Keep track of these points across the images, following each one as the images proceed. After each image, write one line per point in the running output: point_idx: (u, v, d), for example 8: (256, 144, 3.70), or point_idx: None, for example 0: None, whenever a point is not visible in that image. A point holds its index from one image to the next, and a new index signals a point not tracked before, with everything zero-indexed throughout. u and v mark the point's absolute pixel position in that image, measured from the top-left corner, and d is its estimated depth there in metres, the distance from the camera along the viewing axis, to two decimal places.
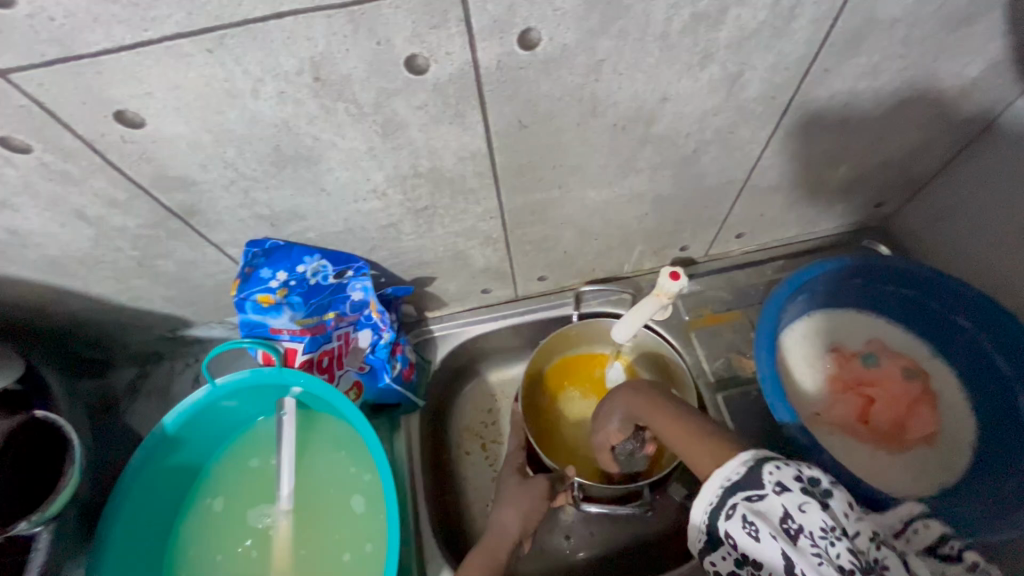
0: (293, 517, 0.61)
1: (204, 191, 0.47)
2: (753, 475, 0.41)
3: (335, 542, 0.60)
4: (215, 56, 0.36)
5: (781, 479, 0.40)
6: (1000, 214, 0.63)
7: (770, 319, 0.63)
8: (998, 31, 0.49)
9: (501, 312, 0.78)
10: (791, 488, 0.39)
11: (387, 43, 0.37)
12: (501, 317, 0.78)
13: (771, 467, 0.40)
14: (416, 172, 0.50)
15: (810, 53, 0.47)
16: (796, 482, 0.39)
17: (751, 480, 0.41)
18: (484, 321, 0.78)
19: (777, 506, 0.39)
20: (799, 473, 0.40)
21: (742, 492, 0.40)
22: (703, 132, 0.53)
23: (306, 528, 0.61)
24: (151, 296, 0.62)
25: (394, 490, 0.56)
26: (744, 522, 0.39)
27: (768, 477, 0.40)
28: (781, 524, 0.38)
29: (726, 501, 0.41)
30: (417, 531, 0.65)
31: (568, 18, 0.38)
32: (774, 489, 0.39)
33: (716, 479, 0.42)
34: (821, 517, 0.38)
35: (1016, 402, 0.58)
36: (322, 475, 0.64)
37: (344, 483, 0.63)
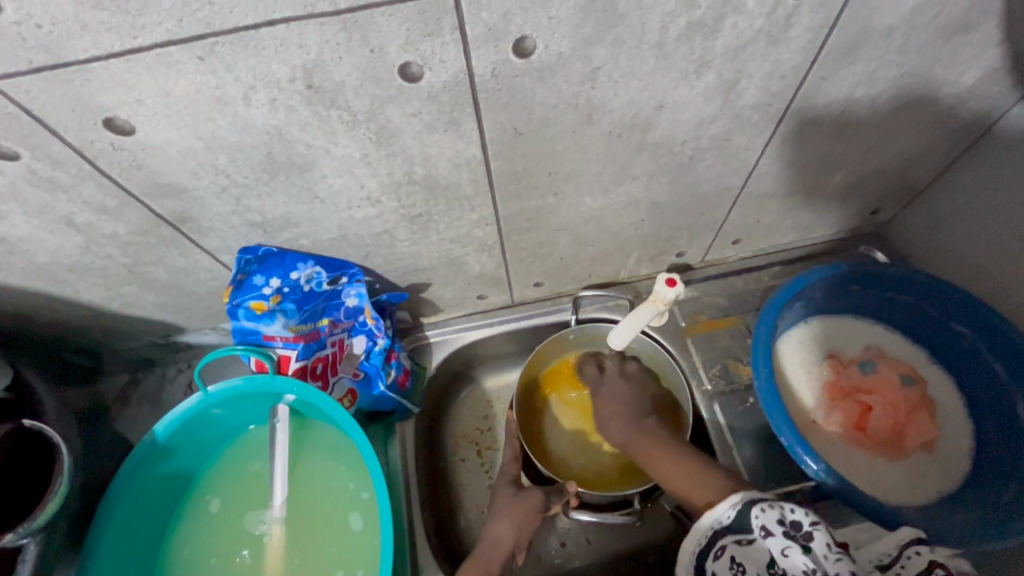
0: (287, 528, 0.61)
1: (196, 198, 0.47)
2: (741, 518, 0.44)
3: (329, 557, 0.59)
4: (206, 64, 0.35)
5: (766, 522, 0.43)
6: (995, 221, 0.64)
7: (766, 324, 0.63)
8: (994, 39, 0.50)
9: (497, 318, 0.77)
10: (773, 532, 0.42)
11: (380, 51, 0.37)
12: (498, 323, 0.77)
13: (756, 511, 0.44)
14: (411, 179, 0.49)
15: (806, 62, 0.47)
16: (778, 526, 0.42)
17: (739, 524, 0.44)
18: (480, 327, 0.77)
19: (763, 550, 0.42)
20: (783, 515, 0.42)
21: (729, 536, 0.44)
22: (699, 139, 0.53)
23: (299, 539, 0.60)
24: (142, 302, 0.61)
25: (388, 503, 0.55)
26: (732, 564, 0.43)
27: (755, 521, 0.43)
28: (766, 566, 0.42)
29: (716, 543, 0.45)
30: (412, 543, 0.64)
31: (564, 26, 0.38)
32: (760, 533, 0.43)
33: (707, 522, 0.46)
34: (803, 561, 0.40)
35: (1013, 409, 0.58)
36: (315, 485, 0.63)
37: (338, 494, 0.62)
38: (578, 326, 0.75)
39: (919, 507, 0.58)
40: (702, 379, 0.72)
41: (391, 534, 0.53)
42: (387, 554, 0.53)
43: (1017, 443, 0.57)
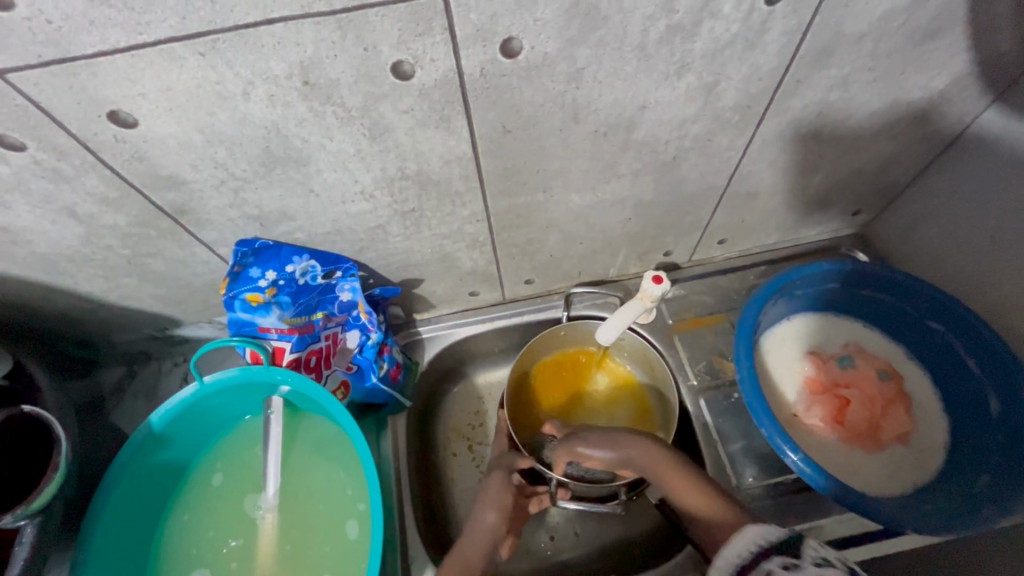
0: (280, 525, 0.61)
1: (194, 190, 0.48)
2: (793, 546, 0.41)
3: (319, 557, 0.60)
4: (207, 59, 0.37)
5: (821, 556, 0.39)
6: (971, 222, 0.66)
7: (749, 317, 0.65)
8: (961, 46, 0.52)
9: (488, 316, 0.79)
10: (828, 563, 0.38)
11: (374, 50, 0.39)
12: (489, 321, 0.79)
13: (813, 546, 0.40)
14: (403, 174, 0.51)
15: (783, 65, 0.49)
16: (835, 562, 0.38)
17: (788, 550, 0.40)
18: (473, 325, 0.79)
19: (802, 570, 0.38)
20: (843, 560, 0.38)
21: (774, 555, 0.41)
22: (682, 139, 0.55)
23: (291, 537, 0.61)
24: (140, 295, 0.62)
25: (382, 509, 0.56)
26: None
27: (809, 552, 0.39)
28: None
29: (757, 562, 0.41)
30: (404, 543, 0.65)
31: (549, 27, 0.40)
32: (808, 561, 0.38)
33: (751, 539, 0.44)
34: None
35: (986, 403, 0.60)
36: (310, 482, 0.64)
37: (332, 494, 0.63)
38: (569, 321, 0.77)
39: (897, 497, 0.60)
40: (687, 374, 0.74)
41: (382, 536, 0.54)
42: (376, 555, 0.54)
43: (991, 435, 0.59)
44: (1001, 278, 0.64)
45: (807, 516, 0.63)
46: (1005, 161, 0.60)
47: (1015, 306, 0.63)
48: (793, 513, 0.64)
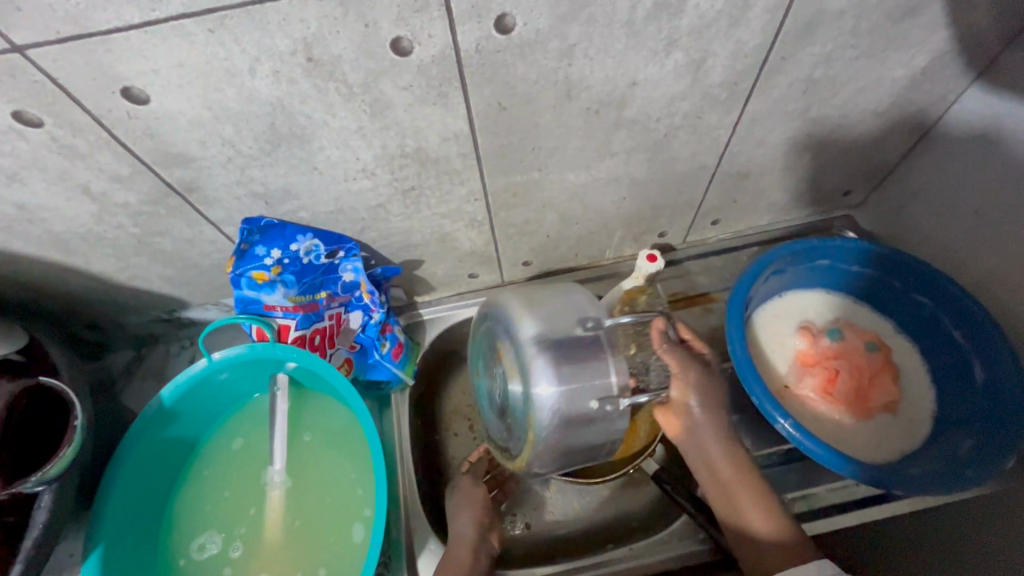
0: (286, 509, 0.63)
1: (202, 167, 0.50)
2: None
3: (322, 545, 0.61)
4: (216, 36, 0.39)
5: None
6: (957, 197, 0.68)
7: (740, 296, 0.66)
8: (941, 22, 0.53)
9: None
10: None
11: (374, 26, 0.41)
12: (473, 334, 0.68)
13: None
14: (403, 151, 0.53)
15: (767, 41, 0.51)
16: None
17: None
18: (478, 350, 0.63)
19: None
20: None
21: None
22: (672, 117, 0.57)
23: (295, 520, 0.63)
24: (149, 275, 0.65)
25: (385, 499, 0.56)
26: None
27: None
28: None
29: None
30: (406, 530, 0.66)
31: (540, 4, 0.42)
32: None
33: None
34: None
35: (969, 370, 0.62)
36: (316, 464, 0.66)
37: (337, 480, 0.64)
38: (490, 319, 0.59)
39: (886, 464, 0.62)
40: None
41: (386, 500, 0.56)
42: (379, 531, 0.55)
43: (973, 399, 0.61)
44: (986, 252, 0.66)
45: (800, 485, 0.65)
46: (989, 137, 0.62)
47: (999, 280, 0.65)
48: (787, 483, 0.66)
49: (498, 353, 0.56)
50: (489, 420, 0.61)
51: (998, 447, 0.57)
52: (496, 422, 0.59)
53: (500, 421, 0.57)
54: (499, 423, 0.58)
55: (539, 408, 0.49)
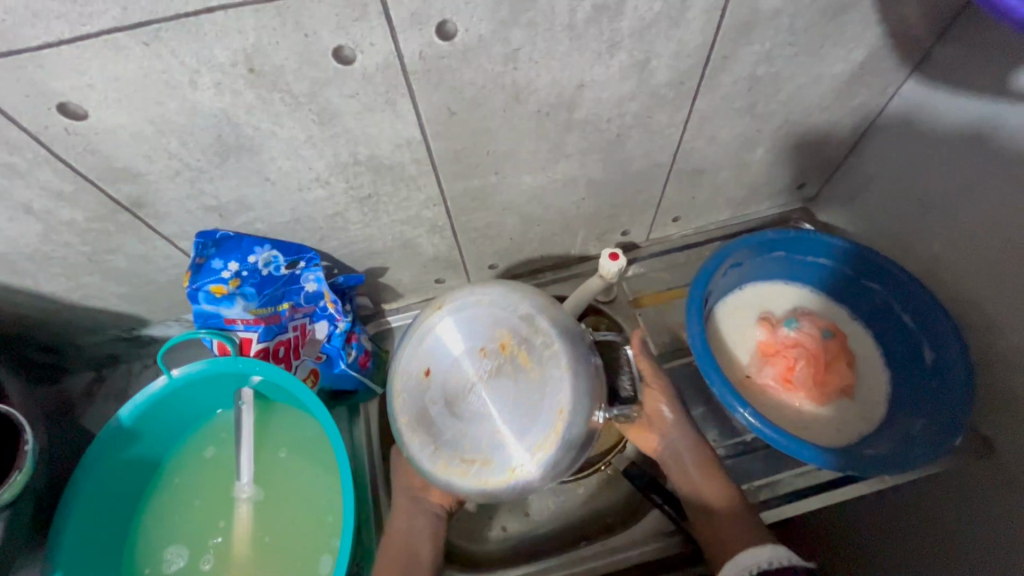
0: (254, 526, 0.62)
1: (150, 182, 0.50)
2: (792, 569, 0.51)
3: (290, 561, 0.60)
4: (151, 49, 0.39)
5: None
6: (903, 185, 0.70)
7: (699, 289, 0.67)
8: (873, 19, 0.56)
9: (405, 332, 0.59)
10: None
11: (314, 36, 0.41)
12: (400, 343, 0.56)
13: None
14: (356, 159, 0.53)
15: (707, 41, 0.52)
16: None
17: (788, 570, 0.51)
18: (430, 354, 0.53)
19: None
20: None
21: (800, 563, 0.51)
22: (623, 117, 0.58)
23: (263, 537, 0.62)
24: (104, 293, 0.63)
25: (351, 516, 0.56)
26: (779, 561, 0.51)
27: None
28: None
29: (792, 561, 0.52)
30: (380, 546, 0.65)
31: (480, 10, 0.43)
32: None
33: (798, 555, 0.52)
34: None
35: (921, 353, 0.65)
36: (284, 480, 0.65)
37: (306, 496, 0.64)
38: (461, 313, 0.54)
39: (846, 446, 0.64)
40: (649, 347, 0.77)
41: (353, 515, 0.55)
42: (346, 547, 0.54)
43: (924, 379, 0.64)
44: (930, 239, 0.69)
45: (766, 472, 0.67)
46: (929, 127, 0.65)
47: (944, 264, 0.67)
48: (753, 471, 0.67)
49: (494, 348, 0.52)
50: (447, 434, 0.50)
51: (948, 424, 0.59)
52: (472, 430, 0.50)
53: (482, 427, 0.50)
54: (475, 431, 0.50)
55: (573, 399, 0.49)
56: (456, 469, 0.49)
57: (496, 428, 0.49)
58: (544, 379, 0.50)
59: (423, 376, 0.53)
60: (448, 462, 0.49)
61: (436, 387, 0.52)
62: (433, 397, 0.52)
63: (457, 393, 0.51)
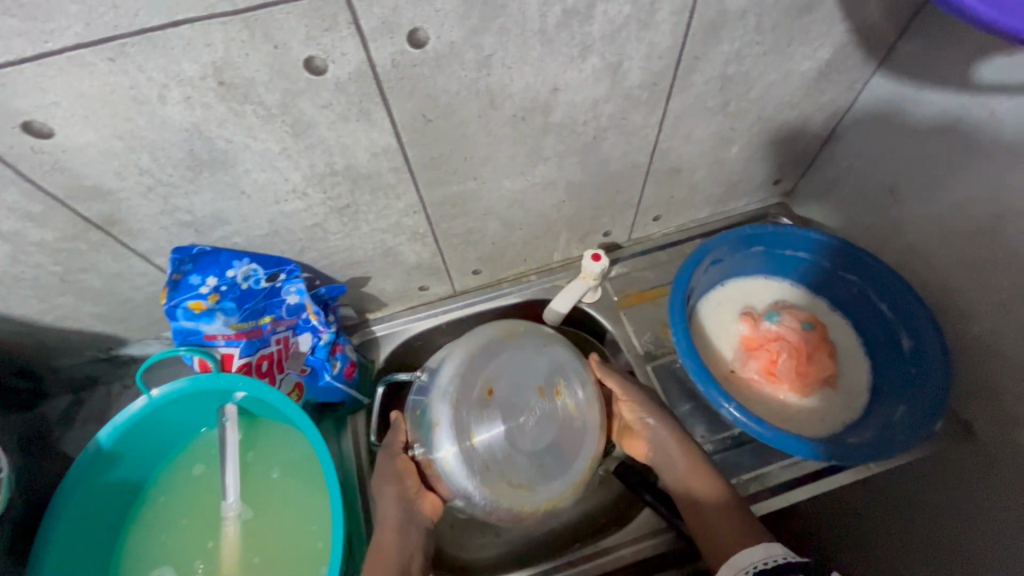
0: (242, 545, 0.61)
1: (121, 200, 0.49)
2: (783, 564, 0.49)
3: None
4: (117, 65, 0.38)
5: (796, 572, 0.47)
6: (874, 177, 0.72)
7: (681, 286, 0.68)
8: (837, 17, 0.57)
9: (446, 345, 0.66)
10: None
11: (284, 47, 0.40)
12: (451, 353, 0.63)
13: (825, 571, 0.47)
14: (333, 169, 0.53)
15: (677, 42, 0.53)
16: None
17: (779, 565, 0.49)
18: (490, 375, 0.61)
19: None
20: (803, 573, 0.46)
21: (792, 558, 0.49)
22: (598, 119, 0.58)
23: (251, 557, 0.61)
24: (79, 314, 0.62)
25: (342, 530, 0.55)
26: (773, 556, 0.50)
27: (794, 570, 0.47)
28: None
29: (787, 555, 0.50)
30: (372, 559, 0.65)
31: (450, 17, 0.43)
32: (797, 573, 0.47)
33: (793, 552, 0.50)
34: None
35: (898, 341, 0.66)
36: (271, 498, 0.64)
37: (295, 512, 0.63)
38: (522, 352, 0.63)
39: (830, 437, 0.65)
40: (635, 346, 0.77)
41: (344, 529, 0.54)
42: (337, 563, 0.54)
43: (903, 367, 0.65)
44: (902, 230, 0.70)
45: (755, 466, 0.67)
46: (896, 121, 0.66)
47: (917, 254, 0.69)
48: (742, 465, 0.68)
49: (549, 390, 0.61)
50: (495, 457, 0.57)
51: (929, 410, 0.60)
52: (518, 455, 0.57)
53: (524, 458, 0.58)
54: (519, 458, 0.57)
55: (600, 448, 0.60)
56: (495, 489, 0.56)
57: (540, 463, 0.58)
58: (585, 425, 0.60)
59: (485, 395, 0.60)
60: (493, 484, 0.56)
61: (494, 410, 0.59)
62: (490, 419, 0.58)
63: (511, 418, 0.59)
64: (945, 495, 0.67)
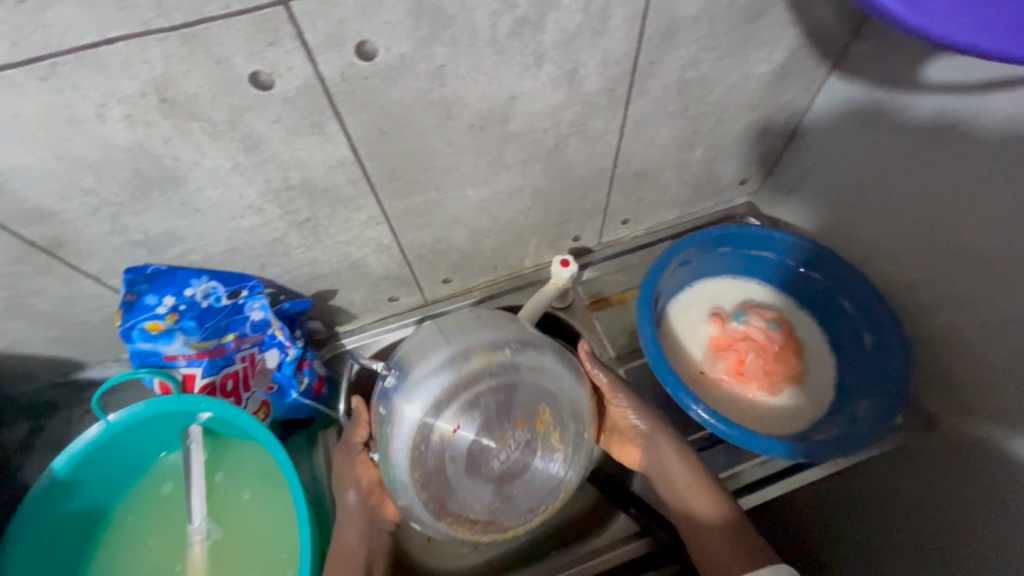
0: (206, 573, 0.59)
1: (67, 221, 0.47)
2: None
3: None
4: (51, 84, 0.37)
5: None
6: (834, 176, 0.73)
7: (649, 288, 0.68)
8: (789, 21, 0.58)
9: (419, 344, 0.55)
10: None
11: (226, 62, 0.40)
12: (426, 373, 0.51)
13: None
14: (289, 184, 0.52)
15: (632, 49, 0.53)
16: None
17: None
18: (467, 408, 0.51)
19: None
20: None
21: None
22: (559, 126, 0.58)
23: None
24: (32, 338, 0.60)
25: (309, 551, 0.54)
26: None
27: None
28: None
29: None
30: None
31: (399, 29, 0.42)
32: None
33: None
34: None
35: (860, 337, 0.67)
36: (237, 521, 0.62)
37: (262, 534, 0.61)
38: (503, 378, 0.52)
39: (798, 434, 0.65)
40: (607, 349, 0.77)
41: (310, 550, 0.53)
42: None
43: (866, 363, 0.66)
44: (863, 227, 0.72)
45: (727, 466, 0.68)
46: (852, 120, 0.68)
47: (878, 250, 0.70)
48: (714, 465, 0.68)
49: (531, 421, 0.54)
50: (456, 490, 0.52)
51: (892, 405, 0.61)
52: (484, 486, 0.53)
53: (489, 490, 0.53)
54: (485, 492, 0.53)
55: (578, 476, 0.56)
56: (454, 526, 0.53)
57: (508, 494, 0.54)
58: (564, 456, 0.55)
59: (451, 428, 0.51)
60: (454, 520, 0.53)
61: (460, 443, 0.52)
62: (455, 451, 0.52)
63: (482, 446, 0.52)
64: (914, 487, 0.69)
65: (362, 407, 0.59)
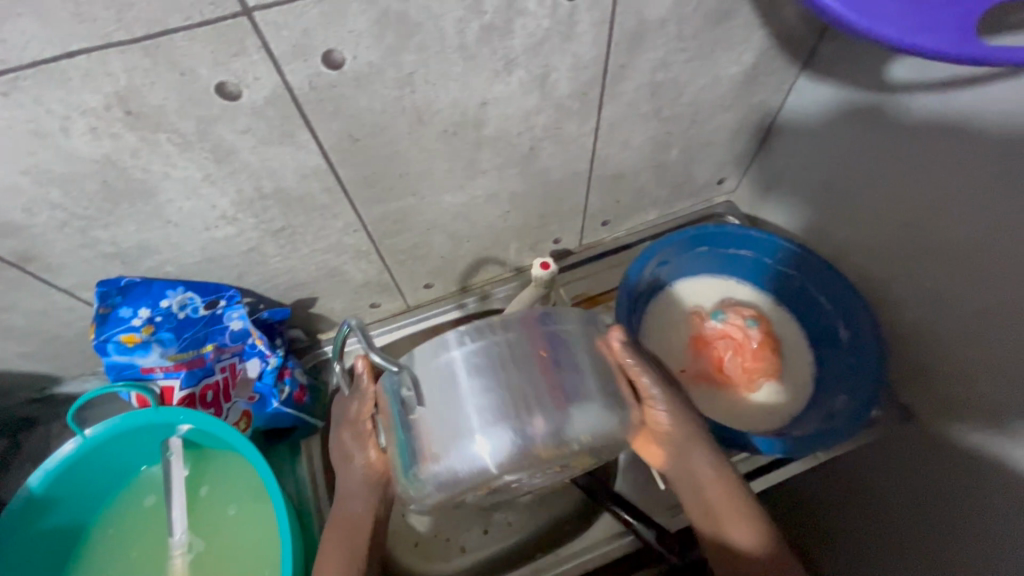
0: None
1: (36, 235, 0.47)
2: None
3: None
4: (11, 99, 0.37)
5: None
6: (809, 174, 0.74)
7: (626, 291, 0.70)
8: (756, 23, 0.59)
9: (471, 370, 0.38)
10: None
11: (191, 74, 0.40)
12: (480, 426, 0.38)
13: None
14: (262, 193, 0.52)
15: (602, 53, 0.54)
16: None
17: None
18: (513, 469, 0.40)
19: None
20: None
21: None
22: (532, 130, 0.59)
23: None
24: (5, 353, 0.60)
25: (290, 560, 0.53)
26: None
27: None
28: None
29: None
30: None
31: (364, 37, 0.42)
32: None
33: None
34: None
35: (837, 332, 0.68)
36: (219, 533, 0.62)
37: (245, 546, 0.61)
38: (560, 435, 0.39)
39: (778, 430, 0.66)
40: None
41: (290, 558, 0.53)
42: None
43: (844, 358, 0.67)
44: (838, 223, 0.73)
45: None
46: (824, 118, 0.68)
47: (853, 246, 0.71)
48: None
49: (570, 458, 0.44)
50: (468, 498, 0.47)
51: (869, 398, 0.62)
52: (492, 494, 0.48)
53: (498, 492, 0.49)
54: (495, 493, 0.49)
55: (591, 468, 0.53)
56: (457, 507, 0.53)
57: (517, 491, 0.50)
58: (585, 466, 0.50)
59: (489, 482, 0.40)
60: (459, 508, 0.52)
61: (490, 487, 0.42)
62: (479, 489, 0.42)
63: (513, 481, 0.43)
64: (897, 478, 0.70)
65: (367, 374, 0.48)
